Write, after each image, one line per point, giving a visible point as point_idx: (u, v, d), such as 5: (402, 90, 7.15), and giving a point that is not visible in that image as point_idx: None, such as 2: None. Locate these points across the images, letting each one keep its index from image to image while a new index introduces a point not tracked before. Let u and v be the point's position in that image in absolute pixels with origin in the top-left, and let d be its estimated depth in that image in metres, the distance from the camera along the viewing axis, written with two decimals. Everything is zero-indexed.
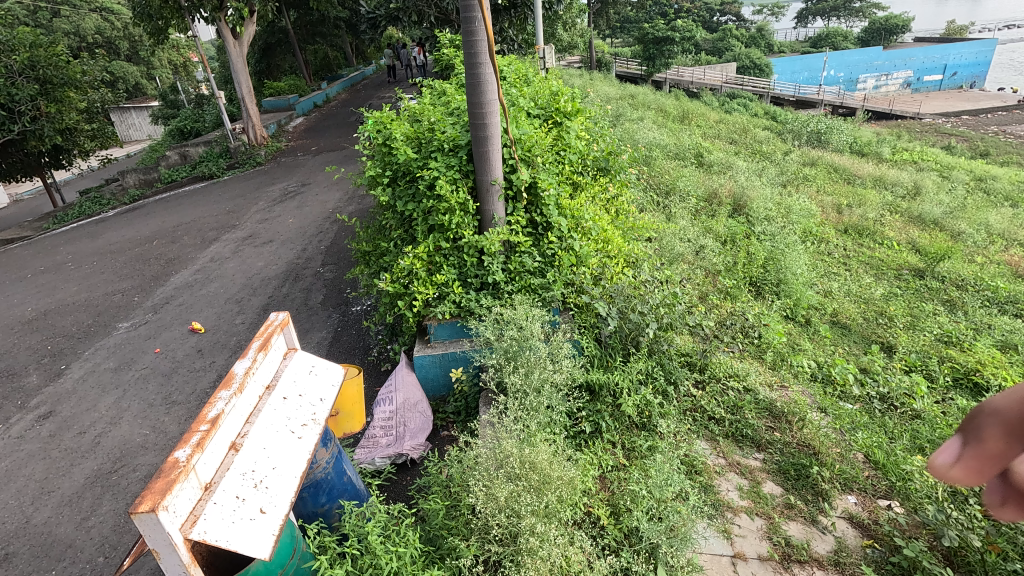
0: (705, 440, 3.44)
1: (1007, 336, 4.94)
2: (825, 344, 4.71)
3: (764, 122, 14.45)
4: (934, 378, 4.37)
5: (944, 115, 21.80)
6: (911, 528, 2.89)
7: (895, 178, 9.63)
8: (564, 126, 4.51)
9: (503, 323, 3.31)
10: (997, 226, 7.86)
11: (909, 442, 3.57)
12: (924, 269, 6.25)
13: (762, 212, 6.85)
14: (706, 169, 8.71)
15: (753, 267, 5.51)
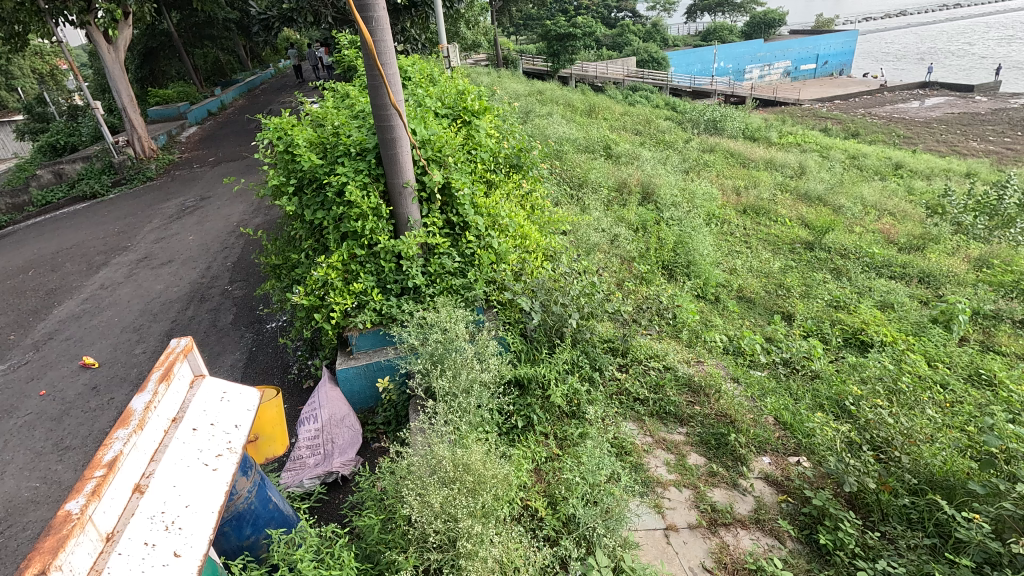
0: (632, 421, 3.58)
1: (885, 296, 5.53)
2: (734, 318, 5.03)
3: (664, 112, 15.19)
4: (828, 340, 4.79)
5: (820, 100, 23.94)
6: (818, 479, 3.17)
7: (783, 160, 10.47)
8: (473, 124, 4.50)
9: (427, 327, 3.26)
10: (871, 198, 8.76)
11: (811, 400, 3.89)
12: (813, 241, 6.84)
13: (668, 199, 7.20)
14: (615, 160, 9.02)
15: (664, 251, 5.79)
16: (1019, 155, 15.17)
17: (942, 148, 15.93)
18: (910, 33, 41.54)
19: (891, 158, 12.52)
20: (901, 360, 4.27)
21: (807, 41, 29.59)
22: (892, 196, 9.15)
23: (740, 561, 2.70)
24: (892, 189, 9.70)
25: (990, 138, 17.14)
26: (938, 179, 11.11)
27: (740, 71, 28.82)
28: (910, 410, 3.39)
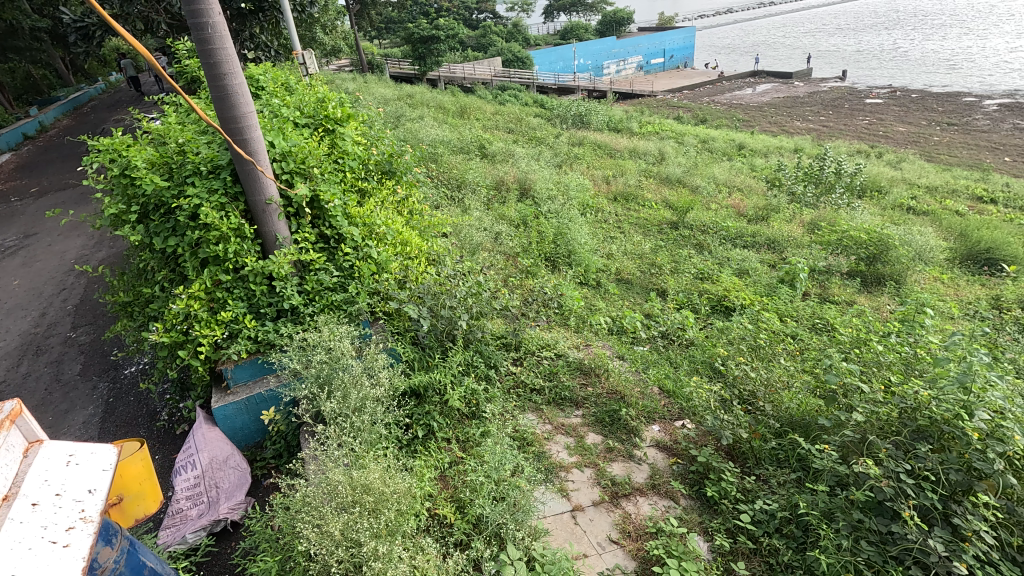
0: (531, 411, 3.67)
1: (740, 264, 6.17)
2: (615, 300, 5.34)
3: (534, 110, 15.69)
4: (698, 309, 5.25)
5: (671, 91, 26.04)
6: (701, 437, 3.46)
7: (645, 148, 11.27)
8: (338, 132, 4.34)
9: (309, 348, 3.09)
10: (721, 177, 9.72)
11: (689, 366, 4.24)
12: (677, 221, 7.45)
13: (545, 193, 7.46)
14: (490, 159, 9.15)
15: (545, 243, 5.98)
16: (833, 131, 17.65)
17: (774, 129, 18.07)
18: (738, 28, 46.56)
19: (735, 140, 13.97)
20: (758, 320, 4.79)
21: (654, 37, 32.03)
22: (738, 174, 10.22)
23: (641, 526, 2.88)
24: (738, 168, 10.84)
25: (810, 117, 19.75)
26: (773, 156, 12.60)
27: (599, 67, 30.44)
28: (767, 364, 3.83)
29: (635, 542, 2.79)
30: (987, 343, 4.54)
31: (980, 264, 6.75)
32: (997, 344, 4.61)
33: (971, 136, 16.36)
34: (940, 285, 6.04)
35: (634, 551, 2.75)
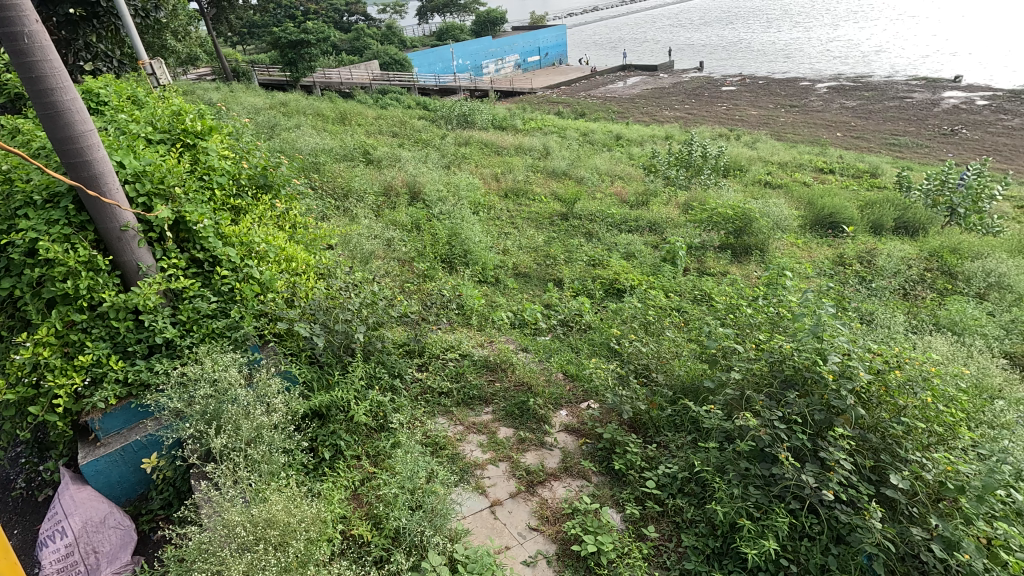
0: (441, 415, 3.65)
1: (627, 248, 6.52)
2: (514, 294, 5.43)
3: (417, 112, 15.49)
4: (592, 295, 5.49)
5: (550, 87, 26.87)
6: (605, 414, 3.64)
7: (530, 144, 11.56)
8: (200, 147, 4.02)
9: (190, 383, 2.83)
10: (603, 167, 10.22)
11: (589, 349, 4.44)
12: (567, 212, 7.73)
13: (435, 195, 7.40)
14: (376, 165, 8.90)
15: (440, 245, 5.95)
16: (697, 118, 19.18)
17: (646, 119, 19.30)
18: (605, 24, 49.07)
19: (612, 131, 14.74)
20: (647, 298, 5.11)
21: (528, 36, 32.77)
22: (618, 163, 10.80)
23: (559, 508, 2.98)
24: (617, 157, 11.45)
25: (677, 106, 21.32)
26: (648, 144, 13.46)
27: (479, 67, 30.65)
28: (658, 340, 4.11)
29: (554, 525, 2.89)
30: (836, 296, 5.19)
31: (826, 227, 7.69)
32: (843, 296, 5.29)
33: (809, 116, 18.53)
34: (796, 249, 6.81)
35: (554, 534, 2.84)
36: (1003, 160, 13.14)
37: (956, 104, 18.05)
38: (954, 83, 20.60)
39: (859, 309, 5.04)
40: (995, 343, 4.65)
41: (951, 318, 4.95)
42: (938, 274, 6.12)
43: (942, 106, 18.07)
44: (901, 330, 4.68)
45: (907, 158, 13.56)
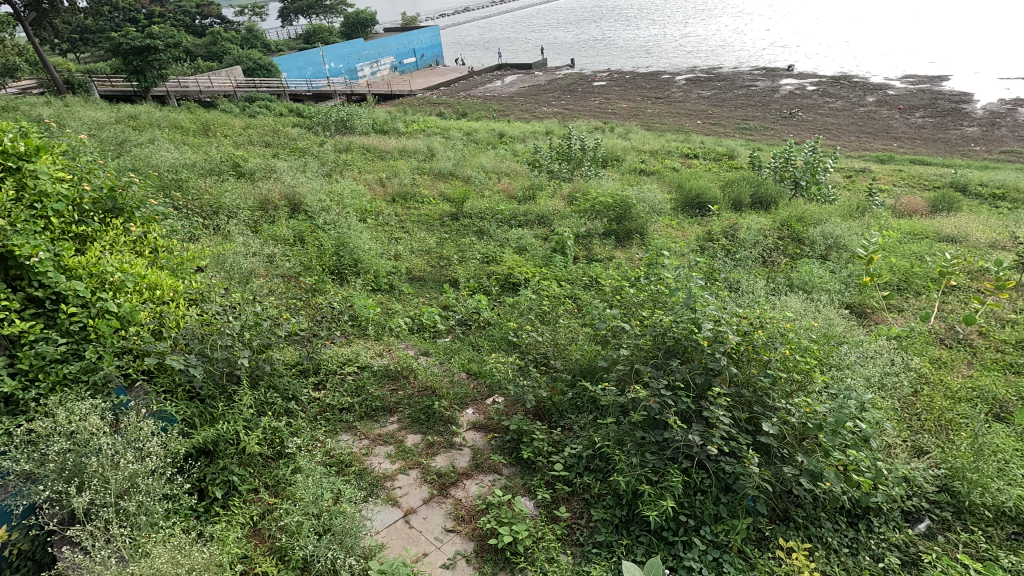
0: (344, 432, 3.51)
1: (518, 242, 6.66)
2: (410, 299, 5.34)
3: (291, 119, 14.67)
4: (489, 291, 5.55)
5: (429, 88, 26.61)
6: (510, 406, 3.71)
7: (414, 147, 11.40)
8: (27, 170, 3.51)
9: (40, 440, 2.47)
10: (489, 165, 10.34)
11: (490, 345, 4.49)
12: (457, 212, 7.73)
13: (317, 204, 7.05)
14: (249, 178, 8.31)
15: (326, 257, 5.69)
16: (574, 113, 19.99)
17: (526, 116, 19.79)
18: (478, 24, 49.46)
19: (495, 129, 14.94)
20: (541, 289, 5.26)
21: (401, 37, 31.94)
22: (503, 160, 10.98)
23: (473, 506, 3.00)
24: (502, 154, 11.64)
25: (554, 103, 22.08)
26: (530, 140, 13.82)
27: (353, 70, 29.53)
28: (553, 328, 4.26)
29: (470, 523, 2.90)
30: (707, 269, 5.69)
31: (695, 207, 8.38)
32: (714, 269, 5.80)
33: (673, 106, 20.03)
34: (671, 230, 7.35)
35: (471, 532, 2.85)
36: (831, 138, 15.10)
37: (791, 91, 20.42)
38: (788, 72, 23.27)
39: (728, 279, 5.56)
40: (837, 296, 5.35)
41: (801, 278, 5.62)
42: (788, 241, 6.91)
43: (781, 92, 20.37)
44: (763, 294, 5.24)
45: (756, 141, 15.14)
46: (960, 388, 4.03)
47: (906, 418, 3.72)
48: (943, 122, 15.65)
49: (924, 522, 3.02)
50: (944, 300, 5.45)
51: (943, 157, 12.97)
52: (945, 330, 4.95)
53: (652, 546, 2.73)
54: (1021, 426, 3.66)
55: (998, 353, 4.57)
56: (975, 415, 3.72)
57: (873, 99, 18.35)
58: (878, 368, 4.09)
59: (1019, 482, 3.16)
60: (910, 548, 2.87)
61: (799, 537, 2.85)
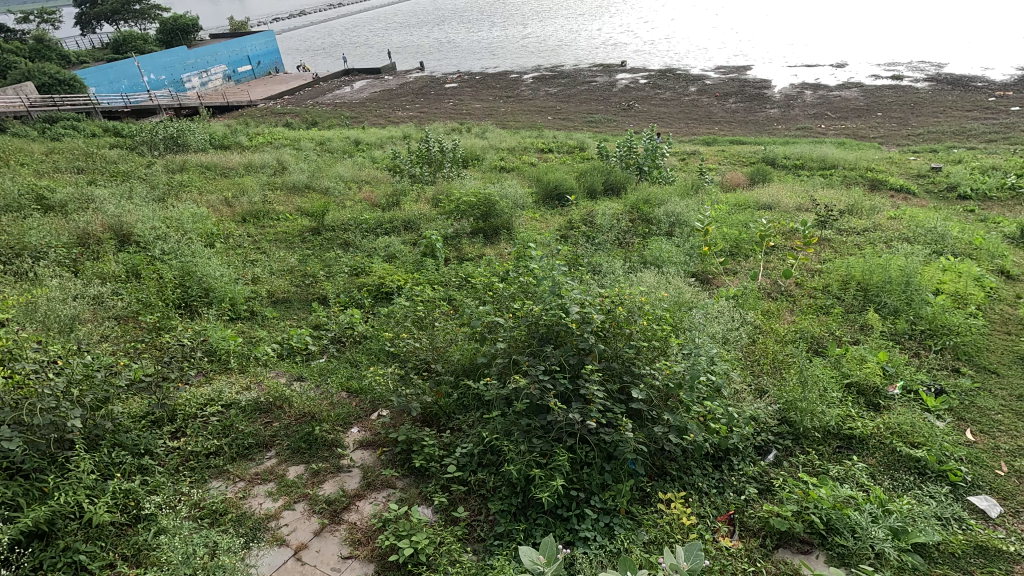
0: (215, 478, 3.19)
1: (387, 250, 6.51)
2: (276, 324, 4.98)
3: (107, 139, 12.88)
4: (361, 304, 5.36)
5: (271, 98, 24.81)
6: (397, 418, 3.64)
7: (261, 161, 10.61)
8: None
9: None
10: (347, 174, 9.95)
11: (369, 359, 4.35)
12: (317, 226, 7.34)
13: (151, 233, 6.29)
14: (60, 211, 7.15)
15: (170, 290, 5.09)
16: (429, 116, 19.92)
17: (381, 121, 19.32)
18: (317, 28, 47.11)
19: (349, 137, 14.40)
20: (414, 295, 5.20)
21: (232, 43, 29.08)
22: (361, 168, 10.63)
23: (369, 526, 2.90)
24: (360, 162, 11.27)
25: (408, 106, 21.82)
26: (388, 146, 13.53)
27: (179, 82, 26.48)
28: (431, 332, 4.24)
29: (368, 545, 2.80)
30: (571, 257, 6.02)
31: (555, 199, 8.79)
32: (578, 255, 6.15)
33: (524, 104, 20.79)
34: (536, 223, 7.65)
35: (369, 553, 2.76)
36: (665, 125, 16.69)
37: (627, 85, 22.19)
38: (622, 67, 25.24)
39: (590, 263, 5.93)
40: (684, 267, 5.96)
41: (653, 255, 6.17)
42: (639, 222, 7.53)
43: (618, 87, 22.05)
44: (622, 273, 5.67)
45: (603, 132, 16.25)
46: (786, 332, 4.71)
47: (748, 364, 4.26)
48: (751, 106, 18.02)
49: (772, 452, 3.50)
50: (767, 260, 6.32)
51: (755, 136, 14.95)
52: (771, 285, 5.74)
53: (549, 525, 2.85)
54: (833, 356, 4.38)
55: (810, 298, 5.41)
56: (799, 353, 4.38)
57: (695, 89, 20.58)
58: (722, 326, 4.64)
59: (835, 403, 3.79)
60: (764, 476, 3.31)
61: (676, 488, 3.15)
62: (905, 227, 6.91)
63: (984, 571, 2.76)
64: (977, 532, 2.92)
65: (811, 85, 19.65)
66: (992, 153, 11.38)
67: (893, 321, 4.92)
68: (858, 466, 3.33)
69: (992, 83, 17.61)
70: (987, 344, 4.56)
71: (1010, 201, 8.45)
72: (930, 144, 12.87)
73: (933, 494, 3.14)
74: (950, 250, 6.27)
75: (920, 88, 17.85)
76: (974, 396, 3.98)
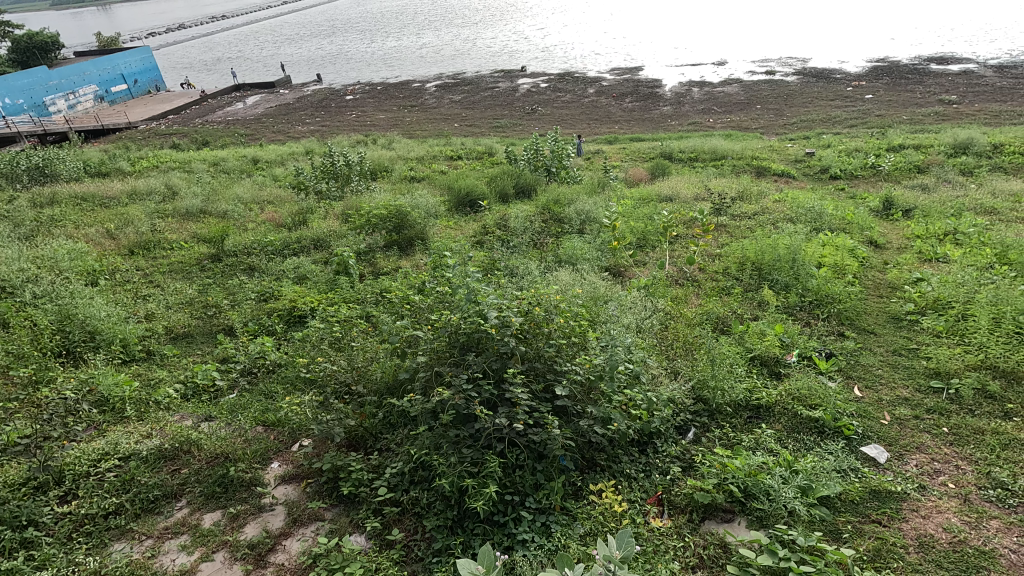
0: (117, 541, 2.90)
1: (296, 271, 6.21)
2: (177, 362, 4.61)
3: None
4: (273, 330, 5.07)
5: (153, 118, 22.78)
6: (320, 446, 3.48)
7: (147, 187, 9.77)
8: None
9: None
10: (246, 195, 9.38)
11: (284, 389, 4.13)
12: (217, 252, 6.87)
13: (19, 276, 5.58)
14: None
15: (47, 337, 4.55)
16: (332, 129, 19.30)
17: (280, 137, 18.42)
18: (199, 42, 44.13)
19: (246, 155, 13.61)
20: (329, 316, 5.02)
21: (102, 61, 26.24)
22: (262, 188, 10.08)
23: (298, 564, 2.75)
24: (260, 182, 10.68)
25: (308, 120, 21.01)
26: (289, 162, 12.93)
27: (41, 105, 23.23)
28: (349, 353, 4.12)
29: None
30: (487, 262, 6.05)
31: (467, 205, 8.79)
32: (494, 260, 6.20)
33: (429, 113, 20.65)
34: (450, 231, 7.62)
35: None
36: (568, 127, 17.21)
37: (529, 89, 22.65)
38: (522, 72, 25.74)
39: (507, 266, 6.00)
40: (597, 263, 6.17)
41: (566, 253, 6.34)
42: (551, 222, 7.71)
43: (520, 92, 22.43)
44: (538, 274, 5.79)
45: (509, 137, 16.47)
46: (693, 315, 5.01)
47: (662, 349, 4.49)
48: (646, 104, 18.99)
49: (691, 430, 3.70)
50: (672, 249, 6.69)
51: (651, 133, 15.78)
52: (677, 272, 6.07)
53: (487, 533, 2.84)
54: (737, 333, 4.70)
55: (713, 281, 5.79)
56: (706, 334, 4.67)
57: (593, 90, 21.44)
58: (635, 316, 4.86)
59: (743, 377, 4.08)
60: (686, 454, 3.49)
61: (606, 477, 3.25)
62: (789, 209, 7.58)
63: (878, 512, 3.07)
64: (870, 478, 3.25)
65: (697, 83, 21.03)
66: (854, 137, 12.76)
67: (785, 295, 5.36)
68: (766, 432, 3.60)
69: (848, 74, 19.75)
70: (864, 308, 5.09)
71: (871, 178, 9.52)
72: (803, 132, 14.21)
73: (832, 450, 3.46)
74: (827, 226, 6.94)
75: (790, 82, 19.66)
76: (857, 356, 4.43)
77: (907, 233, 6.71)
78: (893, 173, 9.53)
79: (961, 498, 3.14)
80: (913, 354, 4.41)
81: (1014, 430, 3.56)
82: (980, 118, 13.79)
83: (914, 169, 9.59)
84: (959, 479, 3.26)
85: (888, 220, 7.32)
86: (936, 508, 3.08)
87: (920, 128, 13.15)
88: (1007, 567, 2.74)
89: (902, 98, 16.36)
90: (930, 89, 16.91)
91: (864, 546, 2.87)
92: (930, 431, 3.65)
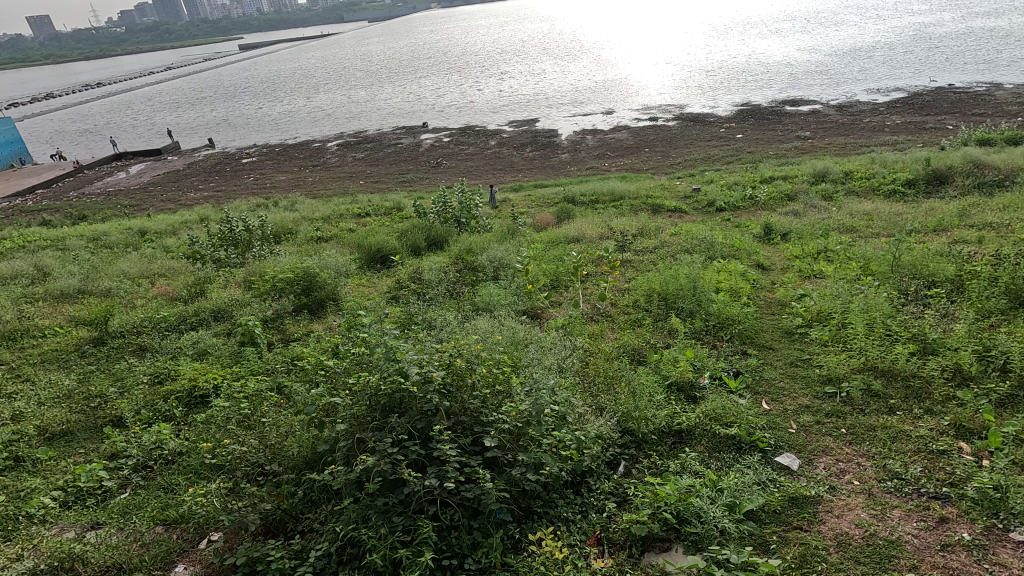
0: None
1: (196, 347, 5.74)
2: (53, 466, 4.04)
3: None
4: (170, 415, 4.60)
5: (16, 195, 20.57)
6: (232, 539, 3.19)
7: (13, 269, 8.75)
8: None
9: None
10: (133, 270, 8.64)
11: (187, 480, 3.74)
12: (100, 334, 6.20)
13: None
14: None
15: None
16: (229, 193, 18.49)
17: (170, 207, 17.28)
18: (71, 112, 41.10)
19: (130, 227, 12.59)
20: (236, 392, 4.66)
21: None
22: (151, 261, 9.33)
23: None
24: (149, 254, 9.89)
25: (201, 186, 19.99)
26: (181, 232, 12.11)
27: None
28: (261, 430, 3.82)
29: None
30: (404, 317, 5.94)
31: (379, 262, 8.65)
32: (410, 314, 6.11)
33: (332, 172, 20.38)
34: (362, 289, 7.43)
35: None
36: (474, 178, 17.66)
37: (432, 144, 23.10)
38: (423, 129, 26.23)
39: (424, 320, 5.93)
40: (513, 307, 6.25)
41: (483, 301, 6.40)
42: (465, 271, 7.76)
43: (424, 146, 22.78)
44: (456, 324, 5.76)
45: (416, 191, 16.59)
46: (611, 350, 5.18)
47: (585, 387, 4.57)
48: (546, 153, 19.97)
49: (621, 463, 3.76)
50: (584, 287, 6.93)
51: (553, 179, 16.55)
52: (591, 309, 6.29)
53: None
54: (652, 362, 4.89)
55: (625, 315, 6.05)
56: (624, 366, 4.83)
57: (495, 142, 22.32)
58: (556, 356, 4.94)
59: (663, 405, 4.22)
60: (619, 489, 3.52)
61: (544, 525, 3.20)
62: (684, 241, 8.16)
63: (798, 518, 3.24)
64: (787, 486, 3.45)
65: (590, 131, 22.47)
66: (732, 172, 14.11)
67: (692, 321, 5.69)
68: (690, 456, 3.73)
69: (719, 118, 21.98)
70: (760, 326, 5.52)
71: (751, 208, 10.54)
72: (688, 170, 15.56)
73: (750, 464, 3.65)
74: (719, 254, 7.53)
75: (672, 126, 21.57)
76: (760, 372, 4.76)
77: (788, 255, 7.42)
78: (768, 202, 10.59)
79: (867, 493, 3.40)
80: (808, 364, 4.81)
81: (899, 423, 3.95)
82: (831, 150, 15.80)
83: (784, 197, 10.73)
84: (862, 475, 3.54)
85: (770, 244, 8.08)
86: (847, 506, 3.31)
87: (785, 161, 14.80)
88: (913, 551, 2.97)
89: (767, 137, 18.42)
90: (787, 128, 19.21)
91: (791, 554, 3.01)
92: (831, 433, 3.95)
